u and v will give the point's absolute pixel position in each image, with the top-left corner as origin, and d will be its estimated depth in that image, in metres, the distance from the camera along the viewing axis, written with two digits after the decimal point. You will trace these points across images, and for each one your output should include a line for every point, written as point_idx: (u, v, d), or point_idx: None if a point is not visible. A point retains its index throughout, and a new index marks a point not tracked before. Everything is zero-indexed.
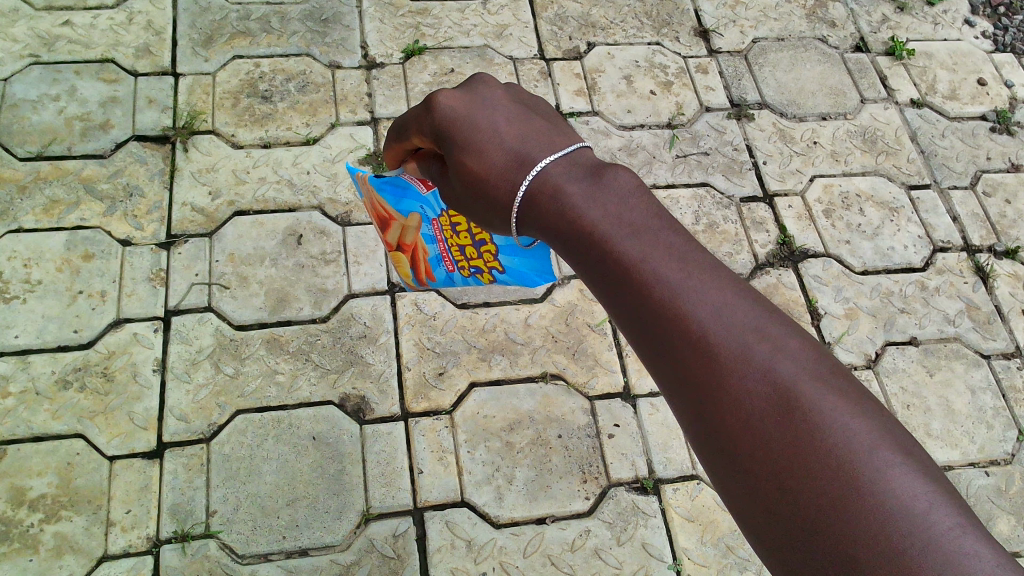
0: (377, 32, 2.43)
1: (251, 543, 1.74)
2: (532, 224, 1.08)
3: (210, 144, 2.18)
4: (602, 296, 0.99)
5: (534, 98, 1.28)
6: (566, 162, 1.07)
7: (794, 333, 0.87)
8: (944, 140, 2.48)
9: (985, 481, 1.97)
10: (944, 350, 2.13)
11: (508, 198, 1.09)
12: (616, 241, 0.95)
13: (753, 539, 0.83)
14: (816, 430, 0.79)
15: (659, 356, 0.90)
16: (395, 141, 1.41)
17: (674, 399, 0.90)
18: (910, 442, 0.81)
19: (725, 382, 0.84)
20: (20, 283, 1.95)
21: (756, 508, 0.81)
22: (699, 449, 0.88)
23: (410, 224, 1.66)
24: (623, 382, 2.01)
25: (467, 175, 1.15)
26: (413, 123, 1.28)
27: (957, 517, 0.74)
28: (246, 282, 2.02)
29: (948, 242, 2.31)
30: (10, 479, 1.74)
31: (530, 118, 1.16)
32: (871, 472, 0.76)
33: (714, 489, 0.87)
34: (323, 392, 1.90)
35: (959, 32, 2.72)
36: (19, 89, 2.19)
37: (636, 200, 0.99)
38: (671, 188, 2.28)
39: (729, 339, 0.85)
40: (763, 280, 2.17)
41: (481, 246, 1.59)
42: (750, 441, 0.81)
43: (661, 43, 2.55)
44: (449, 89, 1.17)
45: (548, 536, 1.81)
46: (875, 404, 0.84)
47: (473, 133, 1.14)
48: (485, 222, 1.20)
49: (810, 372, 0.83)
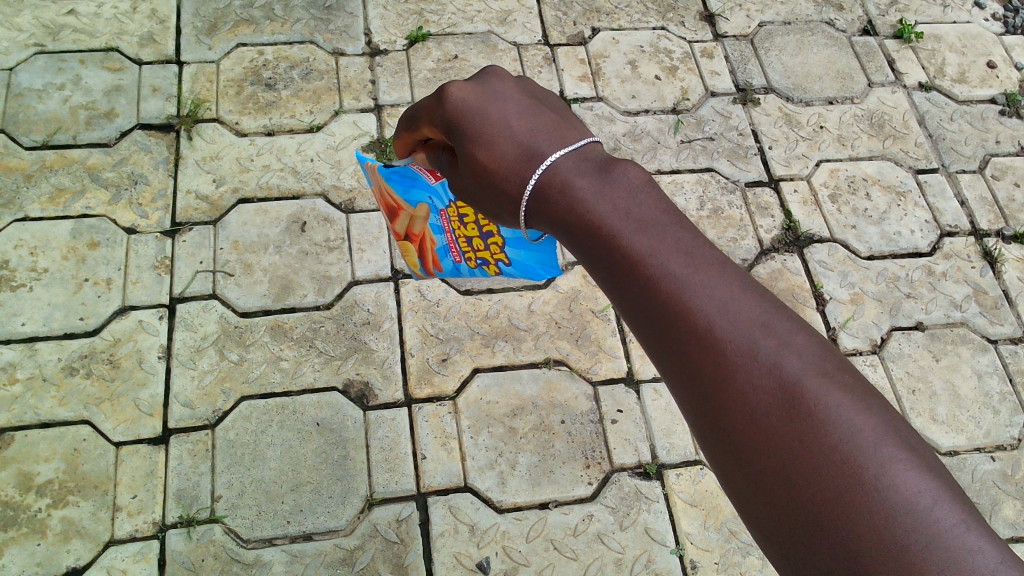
0: (380, 18, 2.43)
1: (256, 528, 1.75)
2: (539, 218, 1.08)
3: (214, 132, 2.19)
4: (609, 290, 0.98)
5: (544, 91, 1.28)
6: (576, 155, 1.06)
7: (800, 329, 0.87)
8: (953, 124, 2.45)
9: (992, 466, 1.95)
10: (951, 335, 2.11)
11: (516, 190, 1.09)
12: (623, 235, 0.94)
13: (756, 534, 0.83)
14: (821, 427, 0.78)
15: (665, 350, 0.90)
16: (405, 131, 1.42)
17: (679, 393, 0.90)
18: (915, 438, 0.80)
19: (730, 377, 0.83)
20: (26, 271, 1.96)
21: (760, 503, 0.81)
22: (704, 443, 0.88)
23: (418, 215, 1.65)
24: (626, 367, 2.00)
25: (477, 167, 1.14)
26: (424, 114, 1.29)
27: (961, 513, 0.73)
28: (249, 269, 2.02)
29: (955, 226, 2.28)
30: (18, 464, 1.76)
31: (540, 112, 1.15)
32: (876, 469, 0.75)
33: (720, 483, 0.87)
34: (326, 378, 1.91)
35: (969, 14, 2.68)
36: (24, 78, 2.20)
37: (643, 194, 0.98)
38: (675, 173, 2.27)
39: (737, 334, 0.85)
40: (768, 265, 2.16)
41: (488, 238, 1.59)
42: (754, 437, 0.81)
43: (666, 28, 2.54)
44: (459, 81, 1.18)
45: (551, 521, 1.81)
46: (880, 400, 0.83)
47: (483, 125, 1.14)
48: (494, 215, 1.20)
49: (816, 368, 0.83)
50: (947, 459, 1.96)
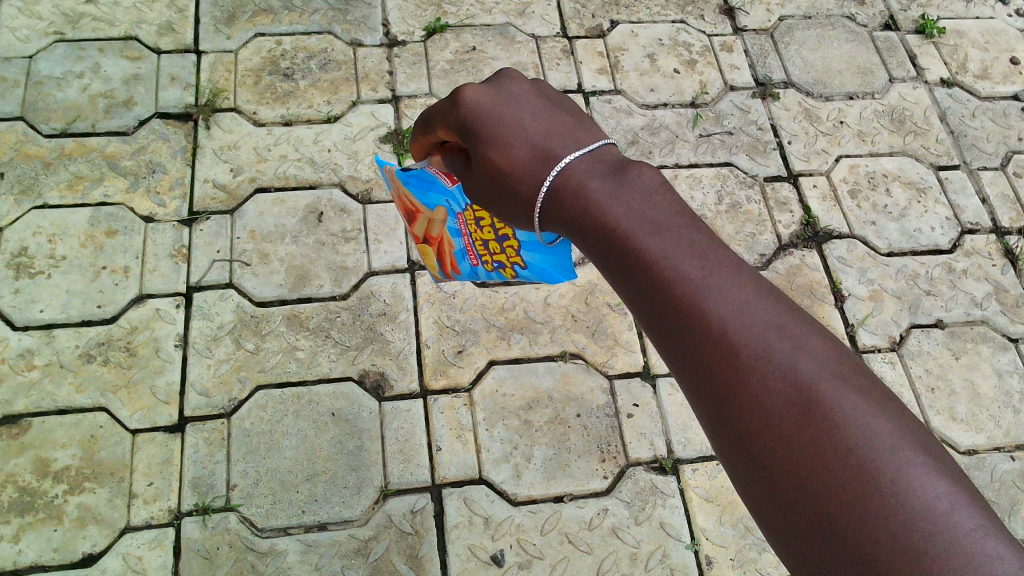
0: (398, 9, 2.42)
1: (271, 517, 1.75)
2: (554, 220, 1.07)
3: (232, 122, 2.19)
4: (623, 293, 0.97)
5: (559, 94, 1.27)
6: (591, 157, 1.05)
7: (816, 332, 0.85)
8: (975, 121, 2.43)
9: (1011, 466, 1.93)
10: (971, 333, 2.09)
11: (531, 193, 1.08)
12: (637, 237, 0.94)
13: (770, 538, 0.81)
14: (838, 430, 0.77)
15: (679, 353, 0.89)
16: (421, 134, 1.42)
17: (693, 396, 0.89)
18: (932, 442, 0.79)
19: (745, 381, 0.82)
20: (44, 258, 1.97)
21: (775, 507, 0.79)
22: (719, 446, 0.86)
23: (436, 218, 1.64)
24: (643, 361, 2.00)
25: (491, 169, 1.13)
26: (440, 116, 1.27)
27: (981, 519, 0.72)
28: (266, 258, 2.02)
29: (976, 224, 2.26)
30: (35, 451, 1.77)
31: (555, 114, 1.15)
32: (893, 473, 0.74)
33: (735, 487, 0.85)
34: (342, 368, 1.91)
35: (992, 10, 2.65)
36: (44, 66, 2.20)
37: (658, 197, 0.97)
38: (693, 167, 2.25)
39: (752, 338, 0.83)
40: (786, 260, 2.14)
41: (504, 242, 1.55)
42: (768, 440, 0.80)
43: (685, 21, 2.52)
44: (475, 84, 1.17)
45: (566, 514, 1.81)
46: (899, 404, 0.82)
47: (498, 127, 1.13)
48: (508, 218, 1.19)
49: (832, 371, 0.82)
50: (966, 458, 1.94)
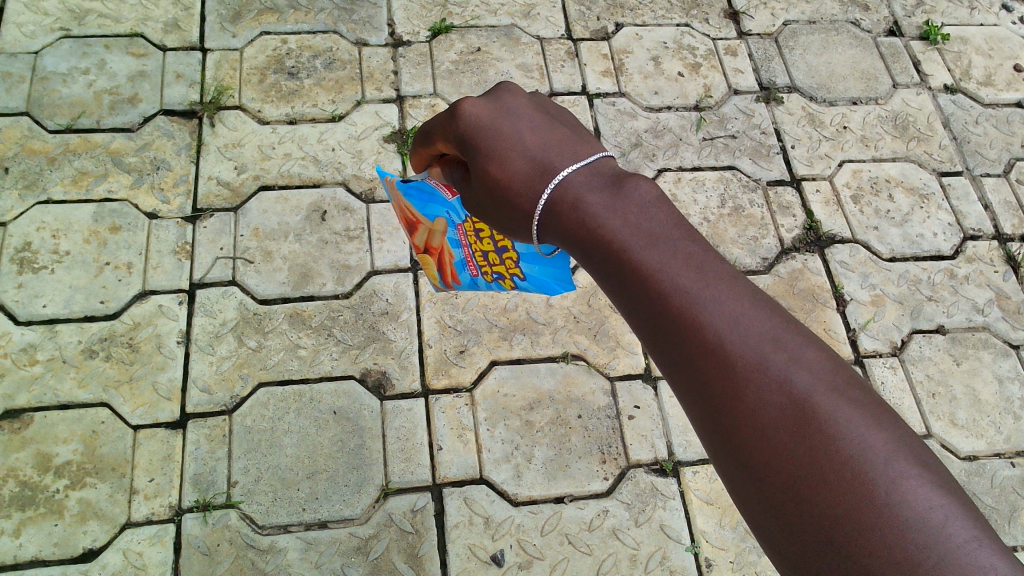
0: (404, 10, 2.42)
1: (272, 514, 1.76)
2: (552, 232, 1.07)
3: (237, 119, 2.19)
4: (621, 305, 0.97)
5: (557, 107, 1.28)
6: (589, 170, 1.06)
7: (811, 343, 0.85)
8: (978, 127, 2.43)
9: (1011, 472, 1.94)
10: (972, 339, 2.10)
11: (530, 206, 1.08)
12: (634, 249, 0.94)
13: (767, 549, 0.81)
14: (833, 442, 0.77)
15: (677, 365, 0.89)
16: (421, 144, 1.42)
17: (690, 407, 0.89)
18: (926, 453, 0.79)
19: (741, 392, 0.82)
20: (48, 253, 1.97)
21: (771, 518, 0.79)
22: (716, 457, 0.86)
23: (436, 228, 1.62)
24: (644, 364, 2.00)
25: (490, 182, 1.14)
26: (439, 131, 1.28)
27: (974, 530, 0.72)
28: (269, 256, 2.03)
29: (979, 230, 2.27)
30: (37, 445, 1.77)
31: (553, 127, 1.15)
32: (887, 484, 0.74)
33: (733, 497, 0.85)
34: (344, 366, 1.92)
35: (996, 17, 2.66)
36: (49, 62, 2.21)
37: (655, 209, 0.97)
38: (697, 170, 2.25)
39: (748, 350, 0.83)
40: (789, 264, 2.15)
41: (503, 253, 1.53)
42: (764, 452, 0.80)
43: (690, 25, 2.52)
44: (474, 97, 1.17)
45: (566, 515, 1.81)
46: (894, 416, 0.82)
47: (496, 140, 1.14)
48: (506, 230, 1.19)
49: (827, 383, 0.81)
50: (967, 463, 1.94)
